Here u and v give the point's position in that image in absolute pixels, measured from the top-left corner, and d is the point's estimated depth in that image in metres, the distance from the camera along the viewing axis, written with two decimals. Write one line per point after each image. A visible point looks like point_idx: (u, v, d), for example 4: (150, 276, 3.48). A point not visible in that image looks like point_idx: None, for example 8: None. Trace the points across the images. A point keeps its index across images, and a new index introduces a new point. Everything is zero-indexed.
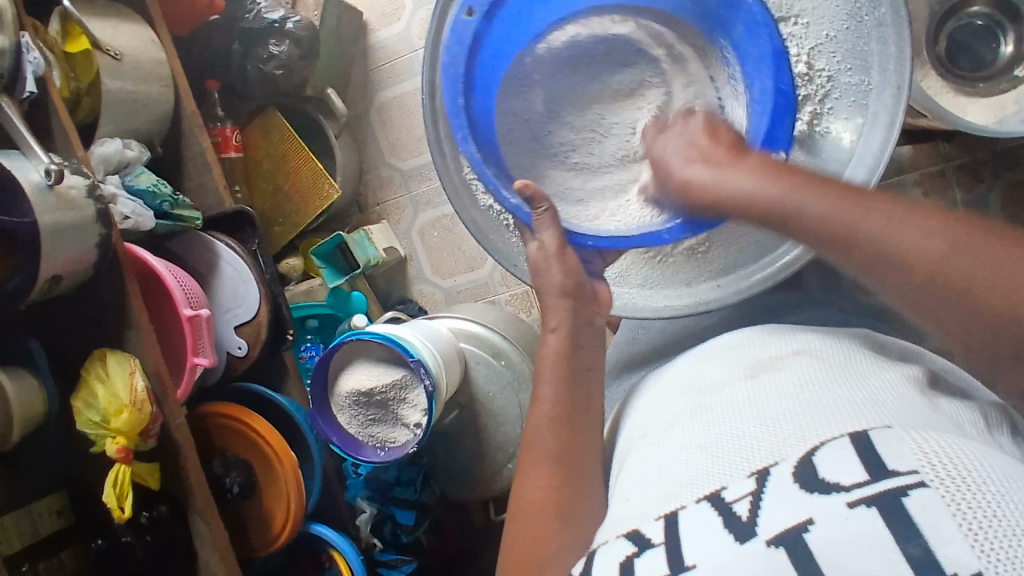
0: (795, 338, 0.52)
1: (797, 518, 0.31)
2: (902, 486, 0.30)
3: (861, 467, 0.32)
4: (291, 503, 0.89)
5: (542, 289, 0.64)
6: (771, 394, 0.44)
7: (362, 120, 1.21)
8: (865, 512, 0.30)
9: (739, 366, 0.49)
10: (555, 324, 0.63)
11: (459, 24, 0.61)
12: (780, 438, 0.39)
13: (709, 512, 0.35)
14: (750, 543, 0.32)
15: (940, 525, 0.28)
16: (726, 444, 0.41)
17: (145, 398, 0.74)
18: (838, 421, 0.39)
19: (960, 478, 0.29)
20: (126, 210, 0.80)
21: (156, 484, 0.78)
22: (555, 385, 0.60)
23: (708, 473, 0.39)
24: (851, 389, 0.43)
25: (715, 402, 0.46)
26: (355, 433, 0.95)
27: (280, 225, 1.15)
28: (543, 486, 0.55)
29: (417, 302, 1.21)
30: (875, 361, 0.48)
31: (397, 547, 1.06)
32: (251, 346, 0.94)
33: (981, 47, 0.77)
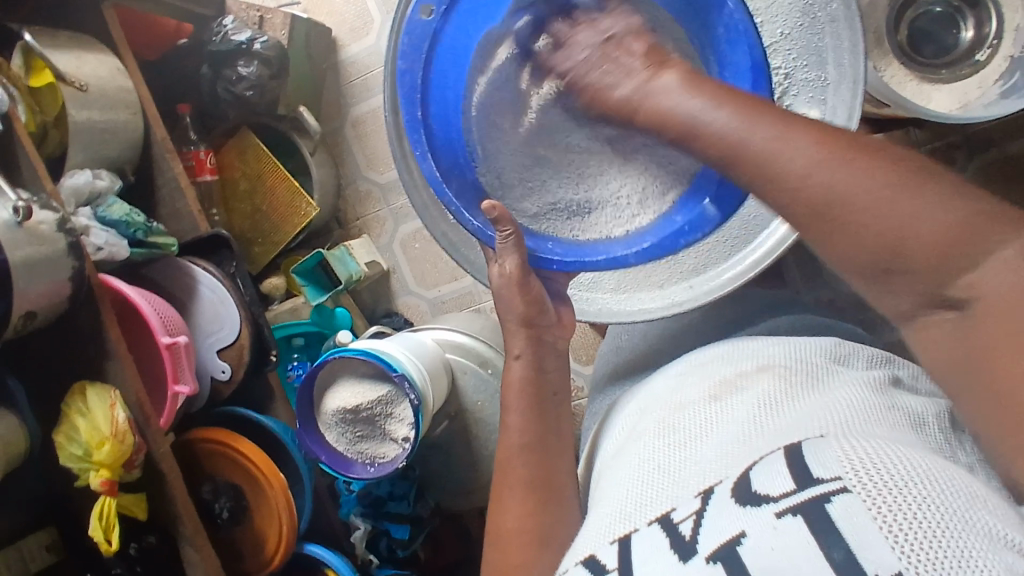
0: (758, 351, 0.52)
1: (732, 532, 0.31)
2: (825, 493, 0.30)
3: (790, 479, 0.32)
4: (283, 525, 0.89)
5: (504, 315, 0.64)
6: (726, 413, 0.44)
7: (338, 135, 1.21)
8: (791, 521, 0.30)
9: (700, 384, 0.50)
10: (518, 350, 0.63)
11: (415, 25, 0.60)
12: (729, 457, 0.39)
13: (658, 534, 0.36)
14: (690, 561, 0.32)
15: (861, 528, 0.28)
16: (680, 466, 0.41)
17: (127, 429, 0.74)
18: (786, 433, 0.39)
19: (879, 483, 0.30)
20: (99, 240, 0.80)
21: (142, 514, 0.78)
22: (523, 412, 0.60)
23: (662, 496, 0.40)
24: (802, 400, 0.43)
25: (675, 421, 0.47)
26: (344, 451, 0.94)
27: (260, 245, 1.14)
28: (523, 513, 0.55)
29: (402, 315, 1.21)
30: (838, 371, 0.48)
31: (394, 562, 1.05)
32: (234, 370, 0.94)
33: (943, 34, 0.77)
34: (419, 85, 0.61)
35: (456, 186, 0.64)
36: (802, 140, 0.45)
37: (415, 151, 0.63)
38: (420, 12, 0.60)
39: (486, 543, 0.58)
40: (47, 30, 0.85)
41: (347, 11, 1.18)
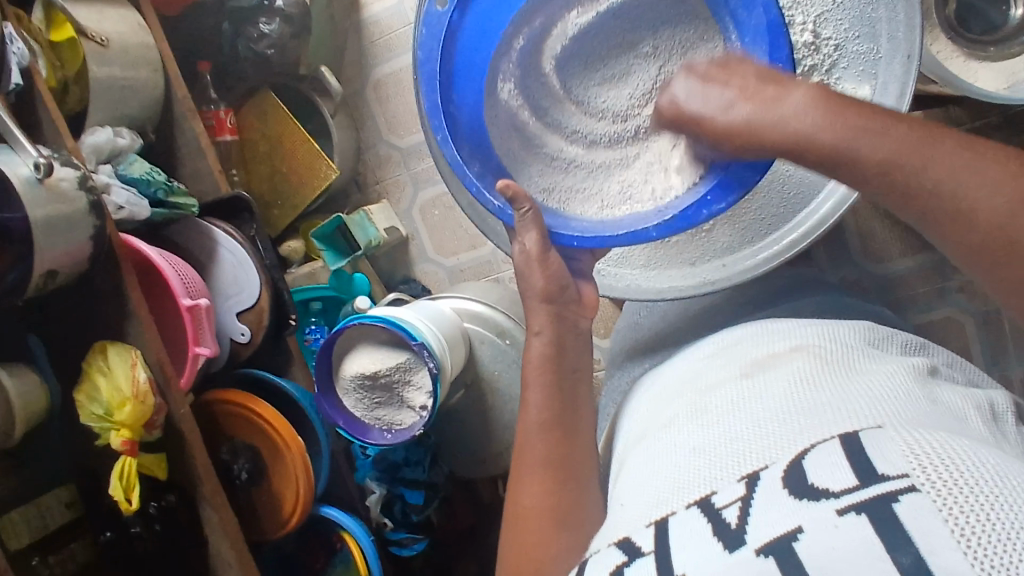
0: (796, 332, 0.50)
1: (788, 526, 0.31)
2: (892, 491, 0.29)
3: (853, 475, 0.32)
4: (300, 487, 0.90)
5: (524, 293, 0.63)
6: (763, 395, 0.43)
7: (359, 97, 1.19)
8: (854, 519, 0.29)
9: (734, 365, 0.49)
10: (538, 327, 0.62)
11: (432, 17, 0.60)
12: (773, 441, 0.38)
13: (699, 518, 0.35)
14: (738, 552, 0.31)
15: (930, 529, 0.27)
16: (719, 447, 0.40)
17: (148, 390, 0.74)
18: (834, 420, 0.38)
19: (952, 483, 0.29)
20: (119, 199, 0.79)
21: (162, 474, 0.78)
22: (542, 388, 0.59)
23: (700, 478, 0.39)
24: (845, 384, 0.42)
25: (710, 401, 0.45)
26: (362, 416, 0.95)
27: (279, 208, 1.13)
28: (538, 491, 0.55)
29: (420, 282, 1.20)
30: (878, 356, 0.47)
31: (408, 525, 1.06)
32: (253, 332, 0.93)
33: (992, 9, 0.73)
34: (438, 70, 0.61)
35: (478, 165, 0.64)
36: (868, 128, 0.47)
37: (436, 136, 0.63)
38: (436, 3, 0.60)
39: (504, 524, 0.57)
40: None
41: None
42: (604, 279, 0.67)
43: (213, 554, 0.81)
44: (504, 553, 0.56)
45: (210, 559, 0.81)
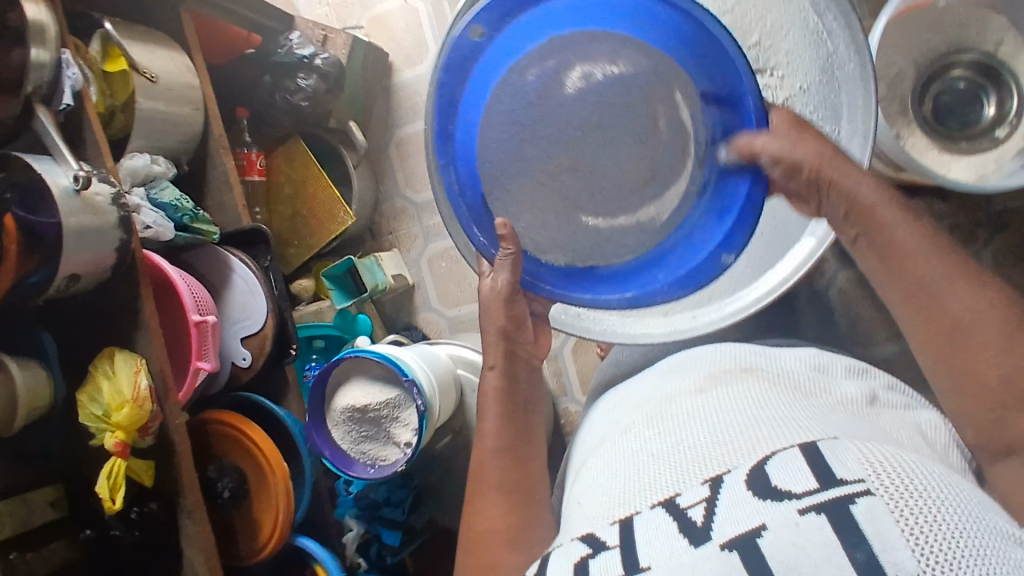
0: (749, 355, 0.51)
1: (751, 524, 0.30)
2: (848, 494, 0.30)
3: (814, 477, 0.31)
4: (279, 515, 0.92)
5: (485, 327, 0.67)
6: (720, 405, 0.43)
7: (382, 153, 1.27)
8: (814, 519, 0.29)
9: (689, 379, 0.48)
10: (493, 362, 0.66)
11: (462, 42, 0.57)
12: (730, 446, 0.37)
13: (663, 516, 0.34)
14: (703, 548, 0.31)
15: (885, 532, 0.28)
16: (676, 452, 0.40)
17: (147, 397, 0.78)
18: (790, 433, 0.37)
19: (904, 490, 0.29)
20: (148, 219, 0.86)
21: (148, 481, 0.81)
22: (499, 419, 0.63)
23: (662, 482, 0.37)
24: (798, 403, 0.42)
25: (667, 411, 0.45)
26: (348, 450, 0.97)
27: (295, 248, 1.20)
28: (496, 515, 0.57)
29: (421, 329, 1.25)
30: (825, 382, 0.48)
31: (381, 567, 1.06)
32: (254, 358, 0.98)
33: (968, 111, 0.78)
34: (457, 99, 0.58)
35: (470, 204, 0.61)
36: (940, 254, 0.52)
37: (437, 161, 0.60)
38: (471, 33, 0.57)
39: (459, 545, 0.59)
40: (127, 24, 0.92)
41: (405, 38, 1.23)
42: (582, 321, 0.68)
43: (186, 566, 0.83)
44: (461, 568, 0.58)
45: (181, 573, 0.83)
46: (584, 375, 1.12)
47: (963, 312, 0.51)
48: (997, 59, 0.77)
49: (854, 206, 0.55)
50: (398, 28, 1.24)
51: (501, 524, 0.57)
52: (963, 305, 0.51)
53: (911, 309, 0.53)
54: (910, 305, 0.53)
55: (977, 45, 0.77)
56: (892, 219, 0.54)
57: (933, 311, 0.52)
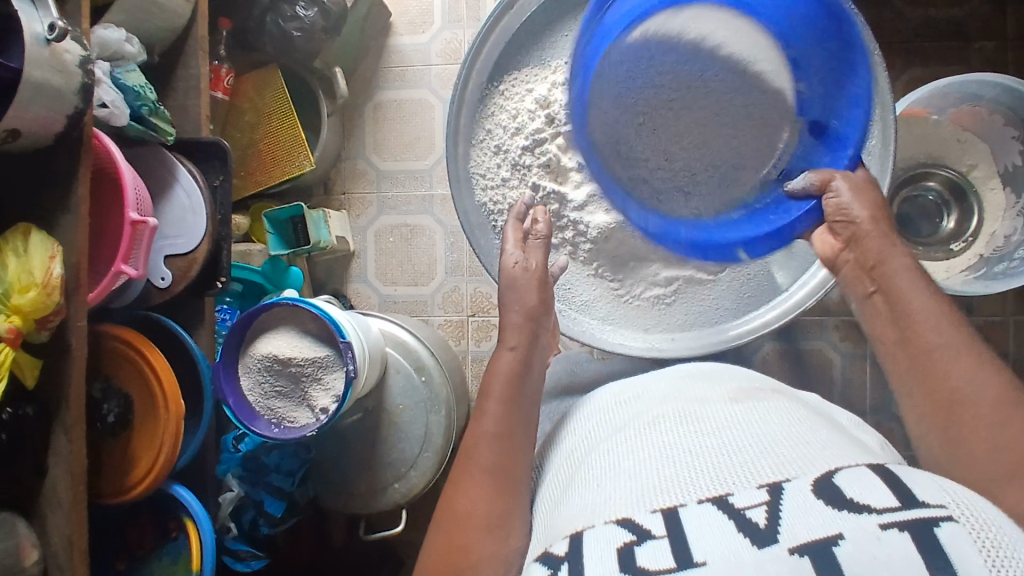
0: (767, 380, 0.51)
1: (827, 532, 0.30)
2: (931, 517, 0.30)
3: (892, 496, 0.31)
4: (160, 455, 0.82)
5: (509, 307, 0.63)
6: (760, 416, 0.42)
7: (356, 110, 1.21)
8: (896, 535, 0.29)
9: (717, 387, 0.48)
10: (514, 343, 0.61)
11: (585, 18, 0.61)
12: (784, 458, 0.36)
13: (716, 514, 0.33)
14: (770, 549, 0.30)
15: (969, 558, 0.28)
16: (721, 452, 0.38)
17: (59, 286, 0.68)
18: (846, 456, 0.37)
19: (985, 522, 0.30)
20: (106, 97, 0.77)
21: (30, 382, 0.70)
22: (503, 402, 0.57)
23: (707, 478, 0.36)
24: (836, 430, 0.42)
25: (700, 411, 0.44)
26: (254, 403, 0.90)
27: (240, 180, 1.12)
28: (481, 497, 0.51)
29: (349, 299, 1.19)
30: (847, 421, 0.48)
31: (251, 539, 0.98)
32: (174, 281, 0.89)
33: (925, 222, 0.88)
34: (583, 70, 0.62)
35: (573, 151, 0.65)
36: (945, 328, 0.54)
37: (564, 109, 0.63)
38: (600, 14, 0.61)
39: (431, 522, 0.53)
40: None
41: (412, 5, 1.20)
42: (565, 319, 0.71)
43: (46, 489, 0.72)
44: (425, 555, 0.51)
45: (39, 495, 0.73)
46: None
47: (962, 381, 0.51)
48: (966, 180, 0.85)
49: (880, 261, 0.60)
50: None
51: (483, 507, 0.51)
52: (961, 374, 0.51)
53: (912, 378, 0.54)
54: (912, 373, 0.54)
55: (953, 165, 0.85)
56: (908, 285, 0.57)
57: (933, 377, 0.52)
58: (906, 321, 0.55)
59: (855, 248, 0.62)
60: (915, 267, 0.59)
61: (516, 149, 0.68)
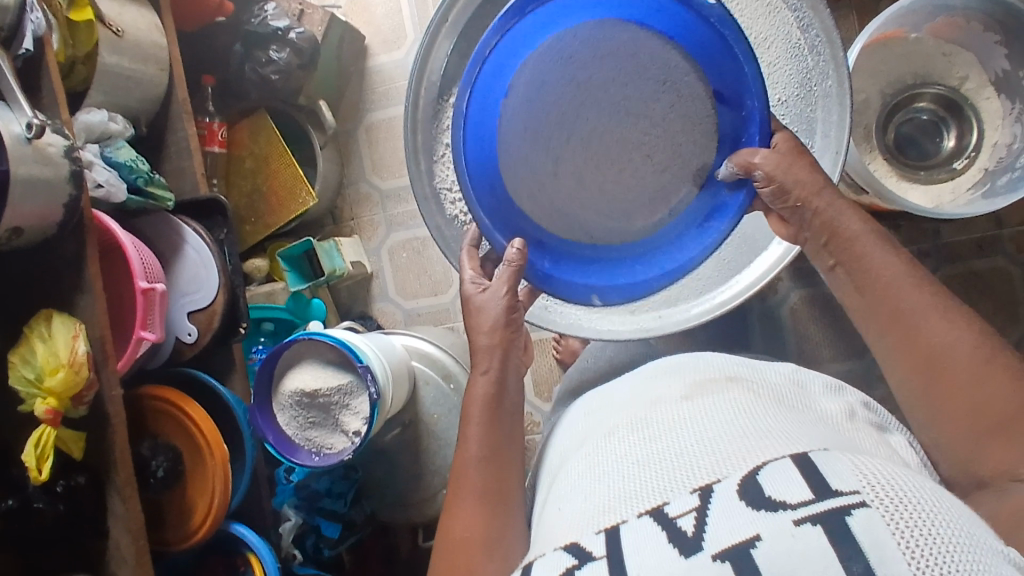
0: (733, 364, 0.53)
1: (747, 534, 0.32)
2: (845, 505, 0.31)
3: (808, 488, 0.33)
4: (214, 498, 0.87)
5: (475, 329, 0.65)
6: (705, 413, 0.45)
7: (350, 137, 1.24)
8: (810, 529, 0.31)
9: (675, 383, 0.50)
10: (485, 367, 0.63)
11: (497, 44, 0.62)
12: (719, 455, 0.39)
13: (653, 526, 0.36)
14: (696, 558, 0.32)
15: (882, 542, 0.29)
16: (663, 460, 0.41)
17: (85, 362, 0.73)
18: (779, 441, 0.39)
19: (896, 501, 0.31)
20: (100, 177, 0.81)
21: (78, 453, 0.76)
22: (483, 421, 0.60)
23: (648, 490, 0.39)
24: (781, 412, 0.44)
25: (650, 416, 0.47)
26: (292, 435, 0.94)
27: (252, 225, 1.16)
28: (474, 522, 0.55)
29: (375, 319, 1.22)
30: (814, 392, 0.50)
31: (317, 561, 1.03)
32: (201, 334, 0.94)
33: (926, 142, 0.82)
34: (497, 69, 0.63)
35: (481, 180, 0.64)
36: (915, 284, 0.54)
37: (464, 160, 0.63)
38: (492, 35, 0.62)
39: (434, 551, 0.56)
40: None
41: (384, 24, 1.22)
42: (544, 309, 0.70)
43: (110, 547, 0.78)
44: None
45: (106, 552, 0.79)
46: (538, 378, 1.12)
47: (937, 341, 0.51)
48: (960, 94, 0.80)
49: (833, 234, 0.58)
50: (378, 11, 1.22)
51: (478, 530, 0.54)
52: (935, 331, 0.51)
53: (892, 344, 0.54)
54: (892, 340, 0.54)
55: (942, 79, 0.80)
56: (872, 249, 0.56)
57: (910, 342, 0.53)
58: (871, 288, 0.55)
59: (809, 225, 0.60)
60: (868, 228, 0.57)
61: None
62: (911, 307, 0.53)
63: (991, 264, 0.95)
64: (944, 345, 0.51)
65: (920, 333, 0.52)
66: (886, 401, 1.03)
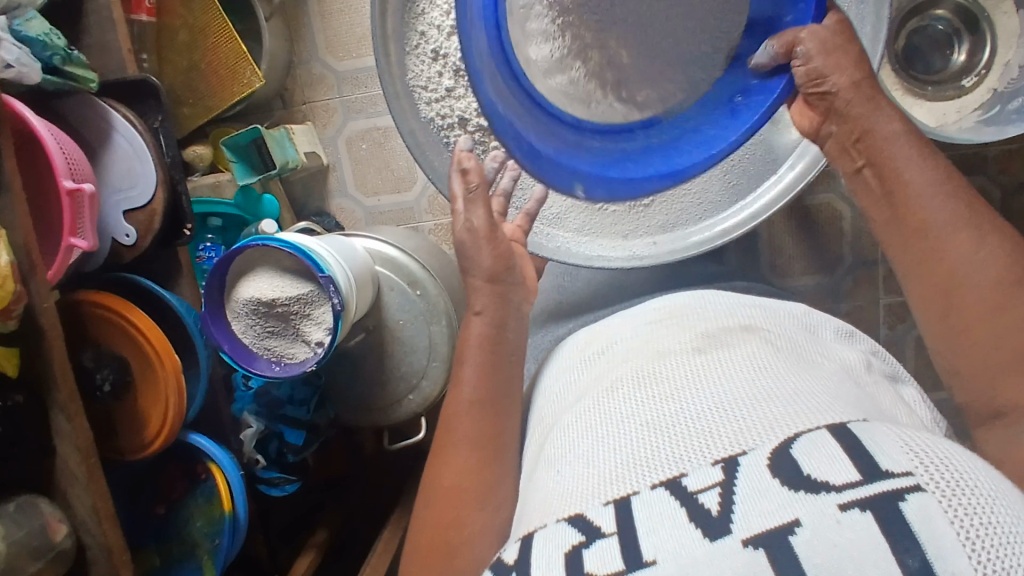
0: (740, 314, 0.55)
1: (785, 518, 0.32)
2: (899, 489, 0.31)
3: (855, 469, 0.33)
4: (169, 409, 0.82)
5: (469, 271, 0.62)
6: (719, 371, 0.46)
7: (299, 6, 1.09)
8: (858, 515, 0.31)
9: (683, 337, 0.51)
10: (480, 307, 0.61)
11: None
12: (739, 425, 0.39)
13: (670, 501, 0.36)
14: (722, 542, 0.32)
15: (938, 531, 0.30)
16: (676, 424, 0.42)
17: (9, 274, 0.65)
18: (799, 409, 0.40)
19: (954, 485, 0.31)
20: (10, 56, 0.68)
21: (14, 371, 0.69)
22: (478, 367, 0.58)
23: (662, 457, 0.40)
24: (792, 370, 0.46)
25: (659, 371, 0.48)
26: (250, 345, 0.88)
27: (190, 107, 1.03)
28: (463, 470, 0.53)
29: (334, 217, 1.14)
30: (822, 346, 0.52)
31: (280, 466, 1.02)
32: (140, 236, 0.84)
33: (934, 55, 0.79)
34: None
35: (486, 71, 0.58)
36: (945, 196, 0.51)
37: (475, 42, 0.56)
38: None
39: (418, 503, 0.54)
40: None
41: None
42: (536, 237, 0.65)
43: (60, 466, 0.73)
44: (416, 534, 0.53)
45: (56, 473, 0.74)
46: None
47: (961, 263, 0.50)
48: (978, 5, 0.77)
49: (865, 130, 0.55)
50: None
51: (467, 480, 0.52)
52: (961, 253, 0.50)
53: (906, 256, 0.53)
54: (908, 252, 0.53)
55: None
56: (905, 158, 0.53)
57: (928, 257, 0.51)
58: (898, 193, 0.53)
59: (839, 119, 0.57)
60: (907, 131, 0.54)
61: (456, 53, 0.61)
62: (940, 222, 0.51)
63: (974, 182, 0.94)
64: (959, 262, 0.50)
65: (938, 249, 0.51)
66: (850, 314, 1.04)
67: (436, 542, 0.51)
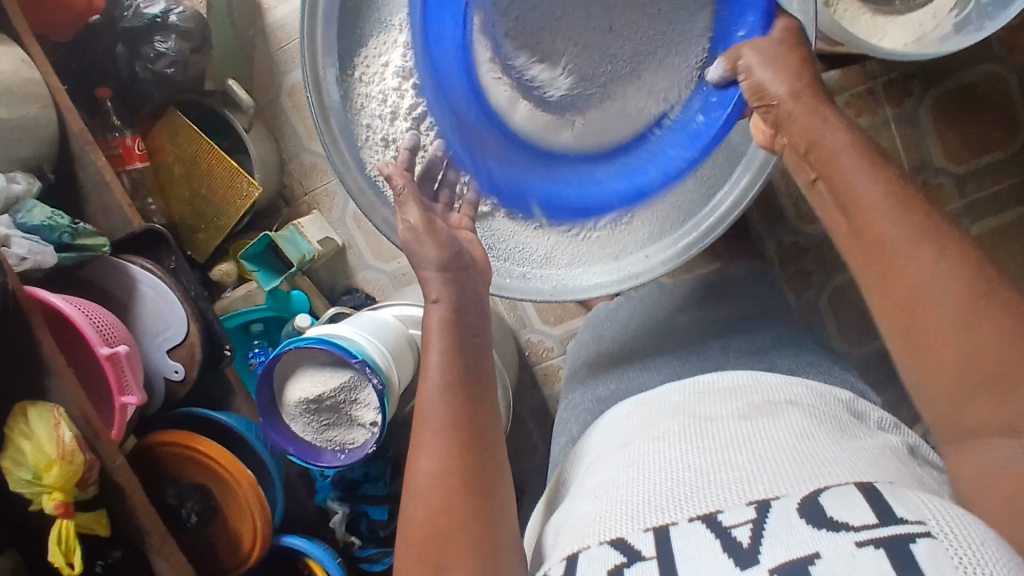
0: (779, 382, 0.53)
1: (806, 551, 0.32)
2: (909, 534, 0.31)
3: (871, 513, 0.33)
4: (256, 521, 0.87)
5: (421, 262, 0.60)
6: (763, 437, 0.45)
7: (275, 106, 1.15)
8: (872, 552, 0.30)
9: (730, 404, 0.50)
10: (438, 295, 0.59)
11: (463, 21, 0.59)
12: (776, 477, 0.39)
13: (706, 533, 0.36)
14: (751, 570, 0.32)
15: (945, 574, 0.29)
16: (716, 472, 0.41)
17: (75, 448, 0.70)
18: (836, 473, 0.39)
19: (961, 540, 0.31)
20: (21, 250, 0.75)
21: (105, 529, 0.76)
22: (443, 348, 0.57)
23: (697, 494, 0.39)
24: (834, 442, 0.44)
25: (704, 431, 0.47)
26: (312, 441, 0.92)
27: (204, 231, 1.08)
28: (447, 456, 0.53)
29: (363, 290, 1.16)
30: (854, 425, 0.49)
31: (376, 541, 1.04)
32: (187, 368, 0.90)
33: None
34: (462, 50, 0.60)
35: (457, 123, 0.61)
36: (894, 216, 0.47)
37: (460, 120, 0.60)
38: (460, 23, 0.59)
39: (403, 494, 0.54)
40: None
41: None
42: (528, 281, 0.66)
43: None
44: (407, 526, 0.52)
45: None
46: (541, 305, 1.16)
47: (919, 281, 0.45)
48: None
49: (812, 145, 0.51)
50: None
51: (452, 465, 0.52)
52: (917, 271, 0.45)
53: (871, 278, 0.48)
54: (870, 272, 0.48)
55: None
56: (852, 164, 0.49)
57: (888, 276, 0.47)
58: (849, 205, 0.49)
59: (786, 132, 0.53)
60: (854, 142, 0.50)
61: (403, 136, 0.64)
62: (897, 241, 0.46)
63: (982, 72, 0.90)
64: (913, 276, 0.45)
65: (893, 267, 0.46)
66: None
67: (430, 536, 0.50)
